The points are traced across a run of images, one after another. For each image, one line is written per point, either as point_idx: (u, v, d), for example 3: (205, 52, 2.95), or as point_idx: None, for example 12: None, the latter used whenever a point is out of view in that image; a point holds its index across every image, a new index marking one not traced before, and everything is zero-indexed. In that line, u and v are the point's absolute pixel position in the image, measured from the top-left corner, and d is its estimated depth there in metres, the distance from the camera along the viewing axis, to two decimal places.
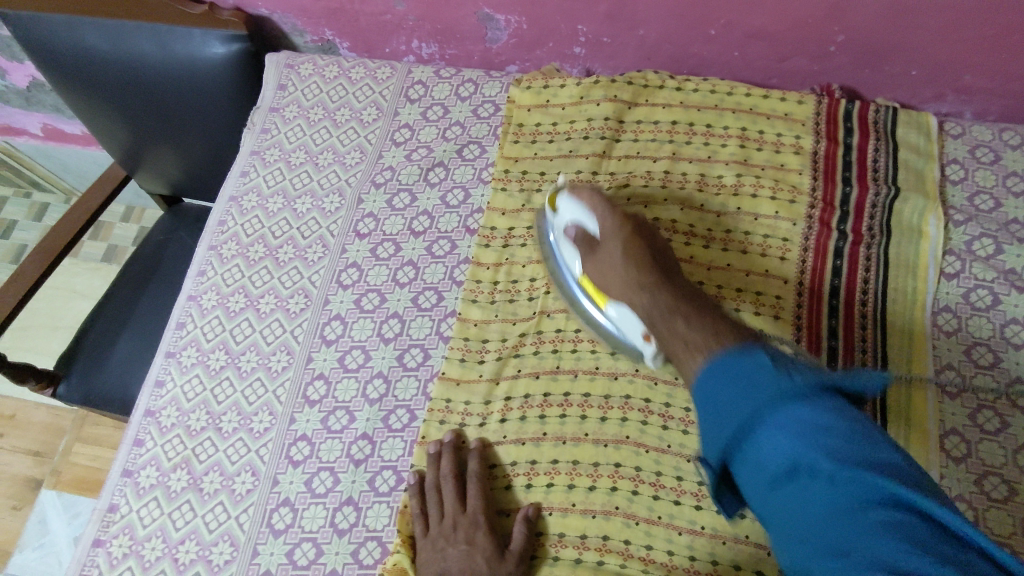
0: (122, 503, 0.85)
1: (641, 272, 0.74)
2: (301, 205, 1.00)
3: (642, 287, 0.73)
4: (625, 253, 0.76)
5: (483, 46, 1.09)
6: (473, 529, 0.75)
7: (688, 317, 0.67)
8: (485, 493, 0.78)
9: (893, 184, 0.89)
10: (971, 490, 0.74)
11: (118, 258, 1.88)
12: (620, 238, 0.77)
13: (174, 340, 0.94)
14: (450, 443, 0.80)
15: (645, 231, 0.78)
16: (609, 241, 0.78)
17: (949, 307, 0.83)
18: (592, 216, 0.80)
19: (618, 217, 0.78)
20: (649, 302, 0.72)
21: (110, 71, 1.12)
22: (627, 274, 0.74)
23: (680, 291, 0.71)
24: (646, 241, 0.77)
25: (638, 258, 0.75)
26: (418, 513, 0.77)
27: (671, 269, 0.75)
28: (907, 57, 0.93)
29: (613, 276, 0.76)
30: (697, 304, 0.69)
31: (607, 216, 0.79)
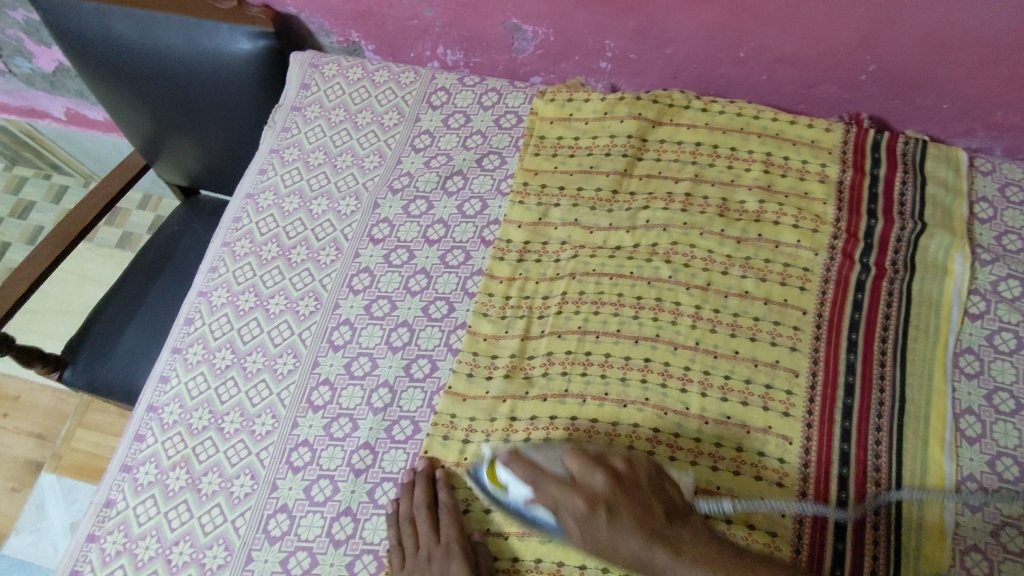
0: (119, 499, 0.84)
1: (644, 550, 0.64)
2: (316, 206, 1.00)
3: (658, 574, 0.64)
4: (617, 542, 0.65)
5: (508, 55, 1.08)
6: (446, 559, 0.73)
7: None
8: (458, 520, 0.76)
9: (920, 219, 0.87)
10: (986, 540, 0.72)
11: (131, 246, 1.88)
12: (600, 529, 0.65)
13: (181, 337, 0.93)
14: (423, 471, 0.79)
15: (616, 488, 0.66)
16: (587, 527, 0.66)
17: (971, 348, 0.81)
18: (551, 496, 0.67)
19: (581, 502, 0.66)
20: None
21: (136, 61, 1.11)
22: (634, 560, 0.65)
23: (702, 561, 0.63)
24: (627, 508, 0.65)
25: (633, 536, 0.64)
26: (395, 546, 0.76)
27: (669, 535, 0.65)
28: (939, 90, 0.91)
29: (615, 560, 0.66)
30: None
31: (572, 504, 0.66)
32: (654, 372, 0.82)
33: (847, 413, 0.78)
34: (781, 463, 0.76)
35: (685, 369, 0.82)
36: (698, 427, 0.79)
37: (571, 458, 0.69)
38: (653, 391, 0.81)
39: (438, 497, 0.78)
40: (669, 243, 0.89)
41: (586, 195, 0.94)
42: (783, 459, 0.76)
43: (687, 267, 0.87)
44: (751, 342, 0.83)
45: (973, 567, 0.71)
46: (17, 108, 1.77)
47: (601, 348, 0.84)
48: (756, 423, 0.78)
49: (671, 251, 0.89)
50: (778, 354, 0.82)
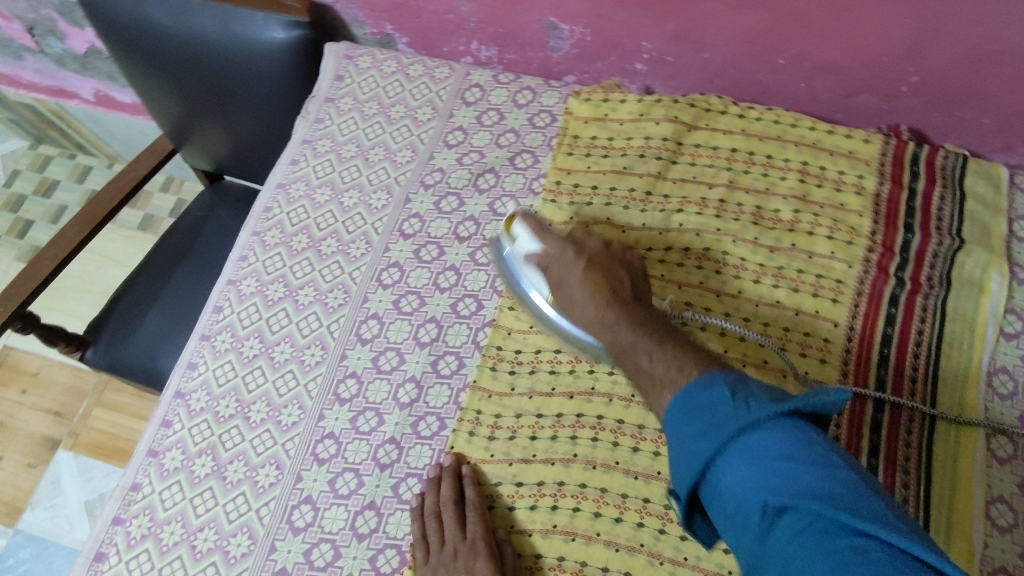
0: (145, 483, 0.85)
1: (599, 301, 0.71)
2: (347, 198, 1.00)
3: (603, 326, 0.70)
4: (580, 287, 0.73)
5: (543, 54, 1.07)
6: (471, 555, 0.72)
7: (651, 352, 0.64)
8: (484, 517, 0.75)
9: (957, 235, 0.86)
10: (1015, 563, 0.71)
11: (154, 228, 1.89)
12: (576, 273, 0.75)
13: (210, 324, 0.93)
14: (450, 467, 0.79)
15: (602, 253, 0.76)
16: (566, 268, 0.76)
17: (1006, 368, 0.80)
18: (546, 249, 0.79)
19: (571, 250, 0.77)
20: (611, 332, 0.69)
21: (169, 47, 1.11)
22: (587, 308, 0.72)
23: (638, 322, 0.67)
24: (602, 266, 0.75)
25: (597, 281, 0.72)
26: (420, 540, 0.76)
27: (629, 299, 0.71)
28: (980, 104, 0.89)
29: (577, 313, 0.74)
30: (659, 339, 0.65)
31: (561, 250, 0.77)
32: None
33: (876, 427, 0.77)
34: None
35: None
36: None
37: (576, 231, 0.80)
38: None
39: (464, 493, 0.77)
40: (701, 249, 0.88)
41: (618, 196, 0.93)
42: None
43: (719, 274, 0.87)
44: (782, 352, 0.82)
45: None
46: (45, 88, 1.77)
47: None
48: None
49: (702, 257, 0.88)
50: (808, 365, 0.81)
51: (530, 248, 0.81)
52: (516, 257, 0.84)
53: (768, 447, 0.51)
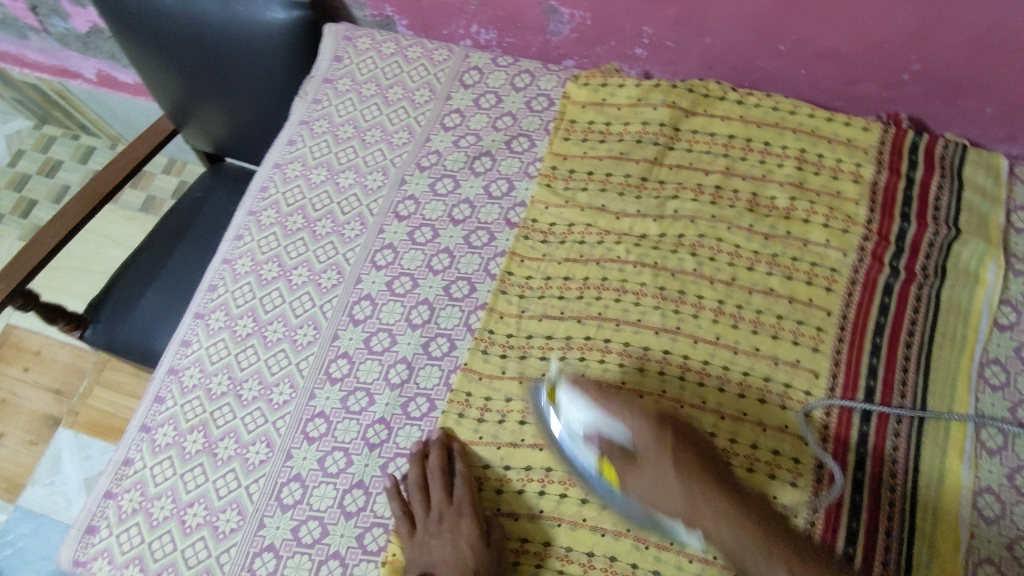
0: (137, 458, 0.85)
1: (702, 492, 0.66)
2: (343, 179, 1.00)
3: (713, 521, 0.65)
4: (678, 474, 0.67)
5: (543, 37, 1.07)
6: (457, 519, 0.74)
7: (790, 565, 0.62)
8: (471, 484, 0.77)
9: (954, 226, 0.85)
10: (1001, 554, 0.71)
11: (155, 210, 1.89)
12: (667, 467, 0.67)
13: (205, 302, 0.94)
14: (438, 440, 0.79)
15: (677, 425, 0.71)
16: (658, 456, 0.68)
17: (998, 359, 0.80)
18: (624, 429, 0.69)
19: (653, 426, 0.69)
20: (727, 542, 0.65)
21: (169, 28, 1.10)
22: (688, 500, 0.66)
23: (762, 522, 0.65)
24: (689, 445, 0.69)
25: (698, 476, 0.67)
26: (405, 510, 0.77)
27: (734, 488, 0.68)
28: (983, 94, 0.89)
29: (667, 500, 0.67)
30: (778, 535, 0.64)
31: (641, 427, 0.69)
32: (672, 365, 0.81)
33: (866, 416, 0.77)
34: (796, 462, 0.76)
35: (704, 363, 0.81)
36: (714, 421, 0.78)
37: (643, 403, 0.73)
38: (672, 383, 0.80)
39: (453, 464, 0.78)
40: (695, 235, 0.88)
41: (614, 181, 0.93)
42: (798, 459, 0.76)
43: (713, 261, 0.86)
44: (774, 339, 0.82)
45: None
46: (49, 67, 1.77)
47: (620, 336, 0.83)
48: (772, 421, 0.78)
49: (697, 244, 0.88)
50: (800, 353, 0.81)
51: (594, 414, 0.70)
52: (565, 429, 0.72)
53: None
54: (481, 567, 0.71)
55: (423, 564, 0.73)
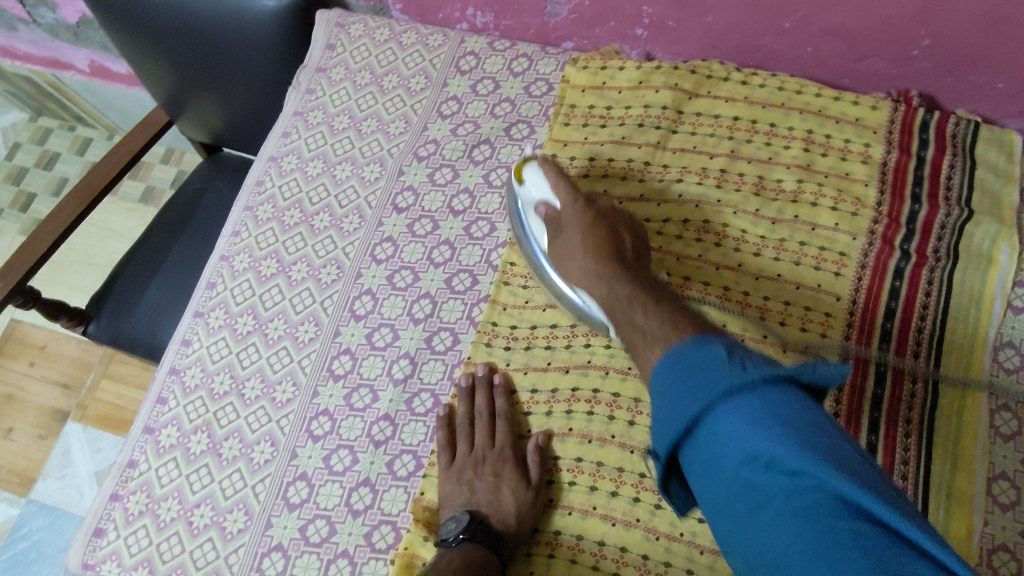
0: (141, 460, 0.85)
1: (597, 250, 0.70)
2: (340, 171, 0.98)
3: (593, 273, 0.69)
4: (582, 235, 0.73)
5: (540, 19, 1.03)
6: (500, 461, 0.77)
7: (648, 308, 0.59)
8: (513, 428, 0.79)
9: (966, 206, 0.83)
10: (1016, 540, 0.70)
11: (155, 201, 1.88)
12: (580, 227, 0.74)
13: (204, 301, 0.93)
14: (484, 377, 0.81)
15: (611, 216, 0.75)
16: (575, 217, 0.75)
17: (1013, 342, 0.78)
18: (557, 196, 0.78)
19: (581, 203, 0.76)
20: (602, 285, 0.67)
21: (157, 20, 1.07)
22: (584, 260, 0.71)
23: (636, 275, 0.66)
24: (607, 225, 0.74)
25: (598, 236, 0.72)
26: (445, 447, 0.79)
27: (629, 260, 0.70)
28: (995, 68, 0.86)
29: (572, 262, 0.73)
30: (649, 284, 0.65)
31: (570, 202, 0.76)
32: None
33: (876, 404, 0.76)
34: None
35: None
36: None
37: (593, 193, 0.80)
38: None
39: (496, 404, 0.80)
40: (701, 221, 0.86)
41: (617, 167, 0.91)
42: None
43: (719, 247, 0.85)
44: (782, 326, 0.80)
45: (999, 566, 0.69)
46: (40, 59, 1.75)
47: None
48: None
49: (702, 229, 0.86)
50: (809, 340, 0.79)
51: (542, 188, 0.79)
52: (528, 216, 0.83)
53: (770, 403, 0.45)
54: (522, 510, 0.73)
55: (465, 502, 0.75)
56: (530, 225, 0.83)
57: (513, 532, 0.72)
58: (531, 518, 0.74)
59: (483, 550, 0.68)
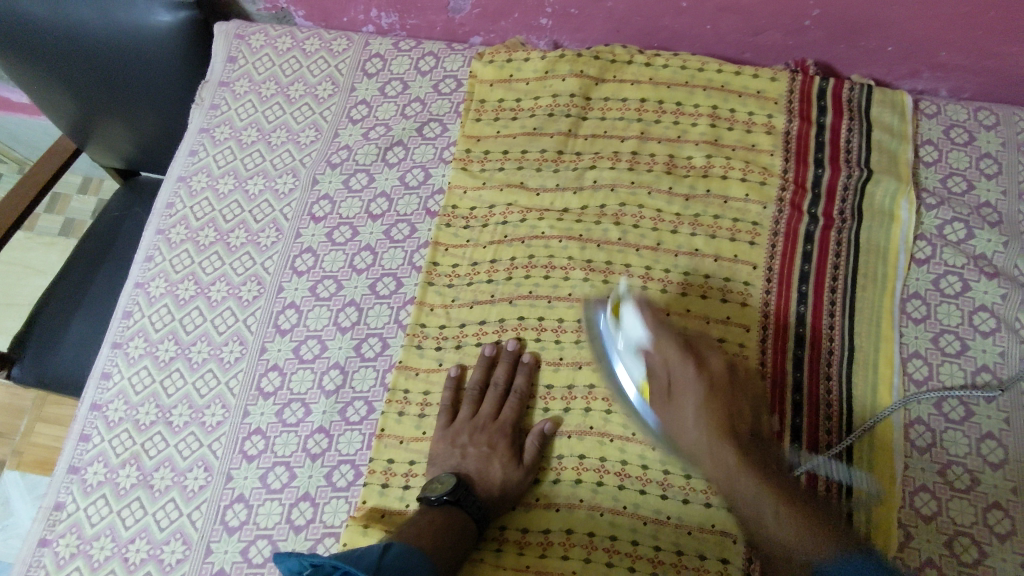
0: (68, 501, 0.82)
1: (719, 435, 0.69)
2: (252, 186, 0.96)
3: (717, 463, 0.68)
4: (698, 414, 0.70)
5: (444, 16, 1.02)
6: (498, 435, 0.77)
7: (778, 505, 0.65)
8: (522, 406, 0.79)
9: (866, 166, 0.86)
10: (934, 480, 0.73)
11: (75, 233, 1.80)
12: (691, 403, 0.70)
13: (121, 331, 0.90)
14: (510, 352, 0.81)
15: (725, 378, 0.72)
16: (686, 389, 0.71)
17: (918, 294, 0.81)
18: (664, 357, 0.71)
19: (693, 366, 0.71)
20: (729, 480, 0.67)
21: (48, 42, 1.02)
22: (705, 442, 0.69)
23: (765, 463, 0.68)
24: (724, 394, 0.71)
25: (715, 419, 0.69)
26: (450, 408, 0.80)
27: (755, 448, 0.69)
28: (883, 33, 0.89)
29: (683, 432, 0.71)
30: (779, 484, 0.66)
31: (682, 365, 0.71)
32: None
33: (798, 364, 0.79)
34: None
35: None
36: None
37: (693, 337, 0.74)
38: None
39: (513, 379, 0.80)
40: (617, 204, 0.87)
41: (530, 158, 0.91)
42: None
43: (636, 227, 0.86)
44: (702, 299, 0.82)
45: (922, 506, 0.72)
46: None
47: (553, 313, 0.83)
48: None
49: (619, 212, 0.87)
50: (729, 310, 0.81)
51: (646, 346, 0.72)
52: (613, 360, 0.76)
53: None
54: (507, 485, 0.74)
55: (453, 464, 0.76)
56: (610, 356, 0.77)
57: (492, 504, 0.73)
58: (515, 495, 0.75)
59: (463, 517, 0.71)
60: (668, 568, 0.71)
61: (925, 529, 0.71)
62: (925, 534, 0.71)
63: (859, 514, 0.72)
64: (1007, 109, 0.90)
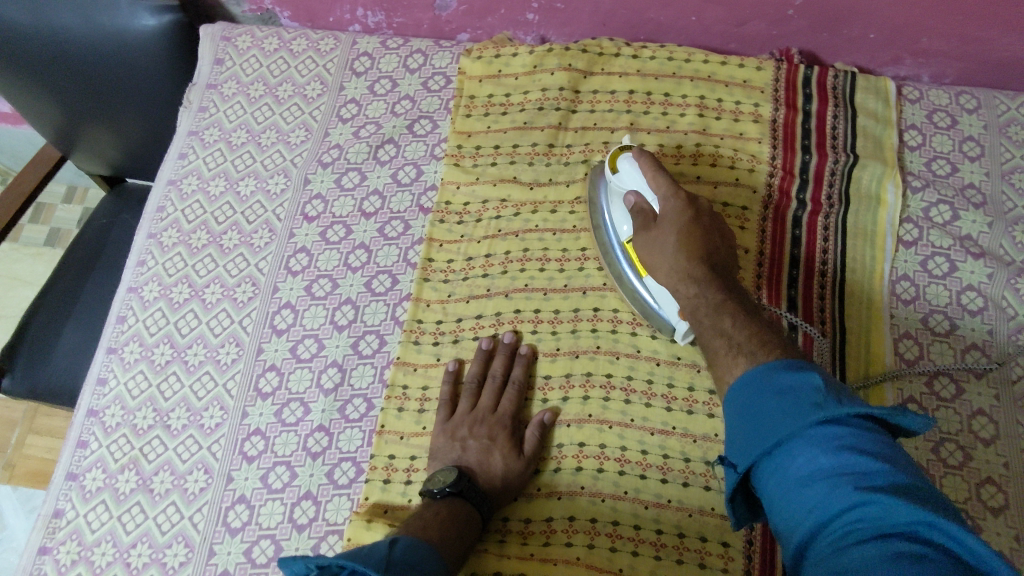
0: (67, 508, 0.81)
1: (691, 259, 0.71)
2: (244, 187, 0.96)
3: (686, 280, 0.70)
4: (677, 239, 0.72)
5: (431, 13, 1.03)
6: (498, 427, 0.77)
7: (734, 317, 0.65)
8: (521, 398, 0.79)
9: (852, 152, 0.88)
10: (928, 457, 0.74)
11: (62, 242, 1.79)
12: (672, 229, 0.73)
13: (115, 336, 0.90)
14: (507, 345, 0.81)
15: (708, 217, 0.74)
16: (670, 217, 0.73)
17: (907, 275, 0.83)
18: (654, 190, 0.75)
19: (682, 200, 0.73)
20: (695, 293, 0.69)
21: (32, 50, 1.01)
22: (675, 260, 0.71)
23: (729, 291, 0.68)
24: (704, 230, 0.73)
25: (692, 246, 0.71)
26: (448, 403, 0.80)
27: (724, 276, 0.70)
28: (865, 21, 0.90)
29: (659, 258, 0.73)
30: (739, 304, 0.67)
31: (671, 198, 0.74)
32: (602, 322, 0.82)
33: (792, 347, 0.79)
34: None
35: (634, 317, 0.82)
36: (650, 368, 0.79)
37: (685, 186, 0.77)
38: (604, 338, 0.81)
39: (511, 371, 0.81)
40: None
41: (522, 152, 0.92)
42: None
43: None
44: None
45: None
46: None
47: (549, 304, 0.83)
48: None
49: None
50: None
51: (642, 181, 0.76)
52: (616, 232, 0.81)
53: (834, 434, 0.50)
54: (509, 475, 0.74)
55: (454, 457, 0.76)
56: (613, 214, 0.82)
57: (495, 495, 0.74)
58: (517, 486, 0.75)
59: (467, 508, 0.71)
60: (671, 551, 0.71)
61: None
62: None
63: None
64: (988, 92, 0.91)
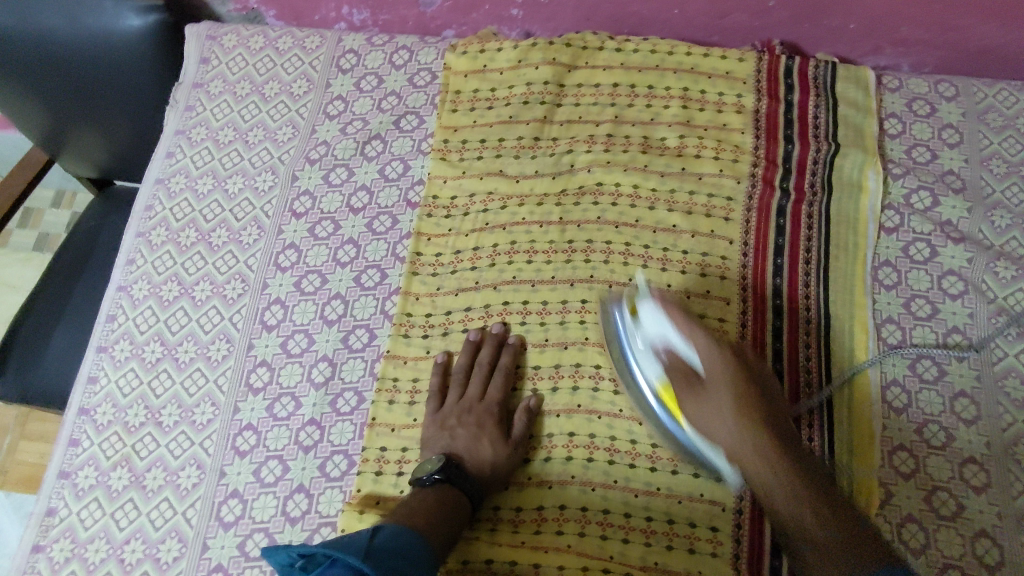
0: (60, 506, 0.81)
1: (750, 422, 0.67)
2: (232, 185, 0.96)
3: (753, 451, 0.67)
4: (734, 420, 0.68)
5: (416, 10, 1.03)
6: (486, 415, 0.78)
7: (808, 489, 0.65)
8: (508, 385, 0.80)
9: (834, 140, 0.89)
10: (912, 439, 0.76)
11: (51, 246, 1.79)
12: (724, 404, 0.68)
13: (106, 334, 0.90)
14: (494, 335, 0.82)
15: (750, 370, 0.70)
16: (717, 385, 0.68)
17: (889, 261, 0.84)
18: (692, 350, 0.69)
19: (724, 360, 0.69)
20: (764, 470, 0.66)
21: (19, 52, 1.01)
22: (732, 432, 0.67)
23: (797, 457, 0.66)
24: (754, 388, 0.69)
25: (750, 420, 0.67)
26: (437, 392, 0.81)
27: (786, 436, 0.68)
28: (844, 11, 0.92)
29: (717, 434, 0.68)
30: (807, 471, 0.66)
31: (715, 360, 0.69)
32: (590, 313, 0.83)
33: (777, 335, 0.81)
34: None
35: None
36: None
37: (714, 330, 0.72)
38: (592, 329, 0.82)
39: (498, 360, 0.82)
40: (594, 184, 0.89)
41: (508, 146, 0.93)
42: None
43: (615, 206, 0.88)
44: (682, 275, 0.84)
45: (901, 464, 0.74)
46: None
47: (537, 296, 0.84)
48: None
49: (597, 192, 0.89)
50: (709, 284, 0.83)
51: (673, 334, 0.70)
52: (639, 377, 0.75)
53: None
54: (498, 462, 0.75)
55: (443, 446, 0.77)
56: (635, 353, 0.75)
57: (484, 481, 0.75)
58: (506, 472, 0.76)
59: (456, 494, 0.72)
60: (661, 538, 0.72)
61: (904, 486, 0.74)
62: (905, 491, 0.73)
63: (843, 476, 0.74)
64: (967, 80, 0.93)
